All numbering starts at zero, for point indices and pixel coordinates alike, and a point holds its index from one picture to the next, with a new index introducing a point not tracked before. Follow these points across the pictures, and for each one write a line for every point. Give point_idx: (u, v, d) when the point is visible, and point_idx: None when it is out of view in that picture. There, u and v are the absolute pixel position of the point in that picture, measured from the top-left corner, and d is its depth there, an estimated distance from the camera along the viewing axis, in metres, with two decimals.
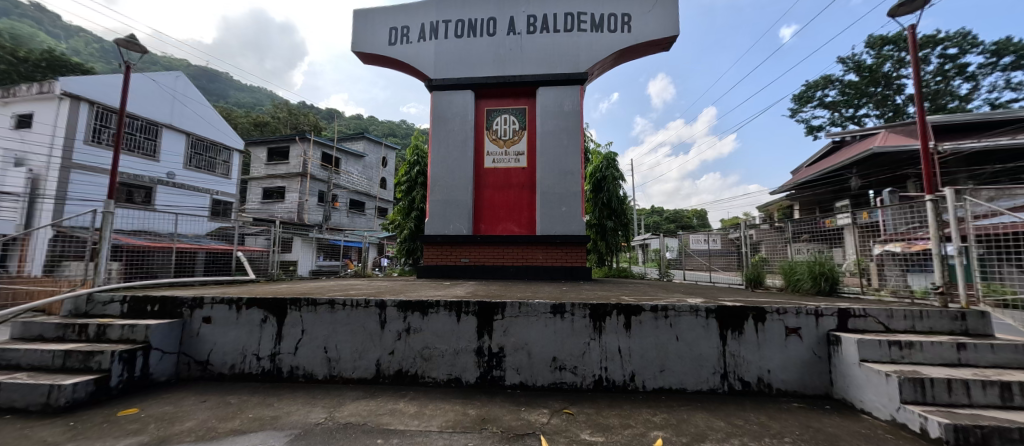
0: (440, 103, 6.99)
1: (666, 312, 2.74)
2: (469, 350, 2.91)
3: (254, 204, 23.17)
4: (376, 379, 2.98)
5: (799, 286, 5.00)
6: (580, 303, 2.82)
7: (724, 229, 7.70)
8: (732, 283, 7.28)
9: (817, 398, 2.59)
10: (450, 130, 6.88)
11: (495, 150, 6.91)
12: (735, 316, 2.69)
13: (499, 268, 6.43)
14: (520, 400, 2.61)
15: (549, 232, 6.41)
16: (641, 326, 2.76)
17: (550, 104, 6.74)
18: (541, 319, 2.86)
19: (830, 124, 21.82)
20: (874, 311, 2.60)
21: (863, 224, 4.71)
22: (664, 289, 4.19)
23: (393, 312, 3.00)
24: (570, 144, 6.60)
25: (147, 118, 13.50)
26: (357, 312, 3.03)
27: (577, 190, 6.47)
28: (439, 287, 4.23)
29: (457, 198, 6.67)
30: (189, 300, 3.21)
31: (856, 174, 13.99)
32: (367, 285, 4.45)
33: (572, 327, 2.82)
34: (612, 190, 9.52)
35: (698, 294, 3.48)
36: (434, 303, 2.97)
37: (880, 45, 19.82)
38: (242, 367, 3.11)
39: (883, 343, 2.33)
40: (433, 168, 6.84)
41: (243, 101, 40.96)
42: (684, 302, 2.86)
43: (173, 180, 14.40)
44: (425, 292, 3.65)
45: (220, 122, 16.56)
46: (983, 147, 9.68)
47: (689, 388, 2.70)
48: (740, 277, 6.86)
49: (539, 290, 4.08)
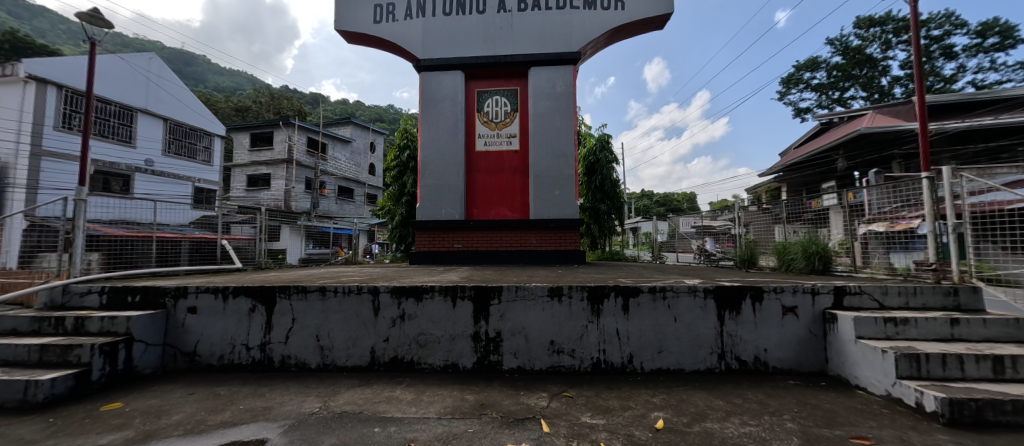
0: (429, 84, 6.75)
1: (665, 293, 2.73)
2: (466, 336, 2.87)
3: (239, 192, 22.60)
4: (372, 366, 2.92)
5: (792, 265, 5.06)
6: (577, 286, 2.79)
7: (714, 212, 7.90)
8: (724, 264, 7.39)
9: (812, 375, 2.60)
10: (441, 112, 6.67)
11: (486, 132, 6.74)
12: (732, 295, 2.69)
13: (492, 253, 6.36)
14: (519, 385, 2.58)
15: (542, 216, 6.35)
16: (642, 308, 2.74)
17: (543, 84, 6.54)
18: (538, 302, 2.82)
19: (818, 106, 22.07)
20: (869, 288, 2.62)
21: (849, 205, 4.78)
22: (659, 271, 4.16)
23: (387, 298, 2.93)
24: (563, 126, 6.46)
25: (120, 103, 12.94)
26: (350, 299, 2.95)
27: (571, 173, 6.38)
28: (433, 273, 4.13)
29: (449, 182, 6.53)
30: (172, 289, 3.09)
31: (843, 156, 14.22)
32: (359, 272, 4.35)
33: (570, 310, 2.79)
34: (605, 173, 9.45)
35: (694, 275, 3.51)
36: (429, 288, 2.90)
37: (868, 26, 19.98)
38: (230, 357, 3.01)
39: (878, 320, 2.35)
40: (423, 152, 6.64)
41: (222, 86, 39.50)
42: (682, 283, 2.85)
43: (152, 167, 13.83)
44: (420, 277, 3.59)
45: (199, 106, 15.86)
46: (967, 127, 9.96)
47: (687, 368, 2.70)
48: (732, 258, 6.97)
49: (535, 273, 4.04)
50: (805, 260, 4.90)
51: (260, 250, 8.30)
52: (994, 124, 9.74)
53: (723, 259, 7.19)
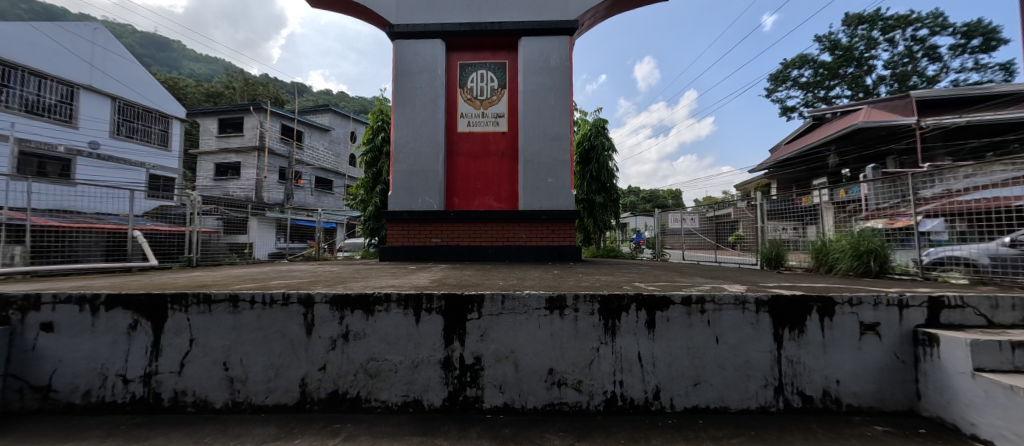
0: (404, 54, 5.85)
1: (705, 306, 2.03)
2: (432, 362, 2.10)
3: (206, 182, 21.07)
4: (302, 406, 2.11)
5: (834, 265, 4.36)
6: (586, 296, 2.06)
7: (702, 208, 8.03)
8: (739, 263, 6.70)
9: (898, 417, 1.95)
10: (418, 87, 5.79)
11: (469, 111, 5.93)
12: (790, 307, 2.01)
13: (474, 249, 5.57)
14: (505, 436, 1.84)
15: (533, 207, 5.60)
16: (672, 325, 2.04)
17: (535, 57, 5.74)
18: (533, 318, 2.07)
19: (804, 104, 22.09)
20: (974, 300, 1.98)
21: (841, 201, 5.00)
22: (677, 272, 3.48)
23: (325, 312, 2.12)
24: (558, 106, 5.69)
25: (60, 78, 11.43)
26: (274, 312, 2.13)
27: (566, 159, 5.64)
28: (400, 273, 3.33)
29: (426, 167, 5.69)
30: (18, 297, 2.17)
31: (834, 152, 13.98)
32: (307, 271, 3.50)
33: (576, 328, 2.07)
34: (602, 161, 8.75)
35: (725, 278, 2.83)
36: (383, 298, 2.12)
37: (855, 24, 19.96)
38: (101, 394, 2.14)
39: (1007, 345, 1.65)
40: (397, 133, 5.78)
41: (196, 73, 37.35)
42: (723, 291, 2.16)
43: (97, 151, 12.27)
44: (378, 280, 2.79)
45: (154, 85, 14.44)
46: (965, 122, 10.13)
47: (732, 407, 2.00)
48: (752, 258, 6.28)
49: (526, 274, 3.28)
50: (855, 260, 4.19)
51: (195, 244, 6.94)
52: (995, 119, 9.84)
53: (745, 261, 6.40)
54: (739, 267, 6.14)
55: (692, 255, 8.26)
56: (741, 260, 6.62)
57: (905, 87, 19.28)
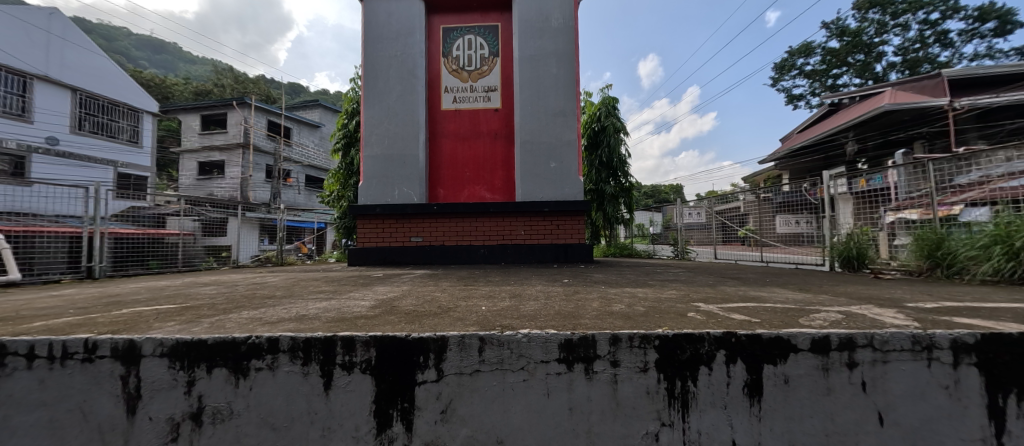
0: (376, 15, 4.87)
1: (858, 355, 1.09)
2: None
3: (189, 181, 20.09)
4: None
5: (961, 265, 3.25)
6: (631, 338, 1.12)
7: (710, 201, 7.53)
8: (800, 262, 5.14)
9: None
10: (392, 56, 4.82)
11: (455, 84, 4.96)
12: (1012, 355, 1.10)
13: (462, 248, 4.61)
14: None
15: (533, 197, 4.65)
16: (794, 393, 1.11)
17: (533, 16, 4.77)
18: (538, 378, 1.13)
19: (811, 93, 21.01)
20: None
21: (860, 192, 4.42)
22: (736, 281, 2.49)
23: (158, 372, 1.16)
24: (560, 75, 4.72)
25: (10, 67, 10.41)
26: (71, 374, 1.18)
27: (572, 139, 4.68)
28: (346, 289, 2.36)
29: (403, 151, 4.73)
30: None
31: (853, 138, 12.86)
32: (221, 288, 2.52)
33: (616, 396, 1.13)
34: (612, 145, 7.79)
35: (827, 293, 1.88)
36: (262, 345, 1.16)
37: (865, 7, 18.73)
38: None
39: None
40: (367, 110, 4.82)
41: (187, 72, 36.43)
42: (876, 323, 1.21)
43: (55, 147, 11.21)
44: (297, 303, 1.82)
45: (121, 76, 13.44)
46: (1003, 102, 9.37)
47: None
48: (820, 257, 4.83)
49: (527, 288, 2.32)
50: (1002, 260, 2.98)
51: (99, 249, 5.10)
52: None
53: (809, 261, 4.95)
54: (807, 268, 4.83)
55: (726, 252, 7.03)
56: (800, 259, 5.17)
57: (917, 74, 18.24)
